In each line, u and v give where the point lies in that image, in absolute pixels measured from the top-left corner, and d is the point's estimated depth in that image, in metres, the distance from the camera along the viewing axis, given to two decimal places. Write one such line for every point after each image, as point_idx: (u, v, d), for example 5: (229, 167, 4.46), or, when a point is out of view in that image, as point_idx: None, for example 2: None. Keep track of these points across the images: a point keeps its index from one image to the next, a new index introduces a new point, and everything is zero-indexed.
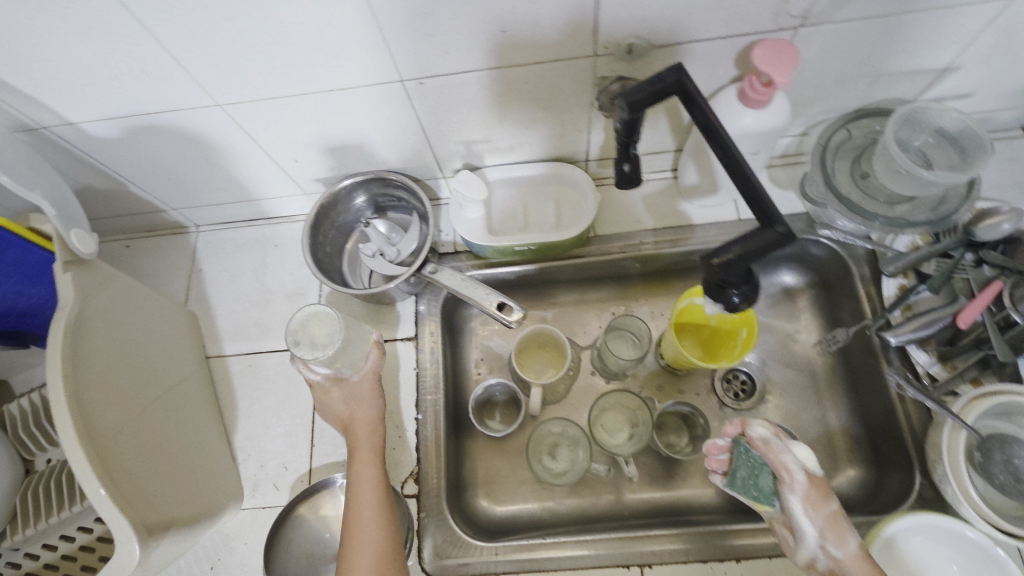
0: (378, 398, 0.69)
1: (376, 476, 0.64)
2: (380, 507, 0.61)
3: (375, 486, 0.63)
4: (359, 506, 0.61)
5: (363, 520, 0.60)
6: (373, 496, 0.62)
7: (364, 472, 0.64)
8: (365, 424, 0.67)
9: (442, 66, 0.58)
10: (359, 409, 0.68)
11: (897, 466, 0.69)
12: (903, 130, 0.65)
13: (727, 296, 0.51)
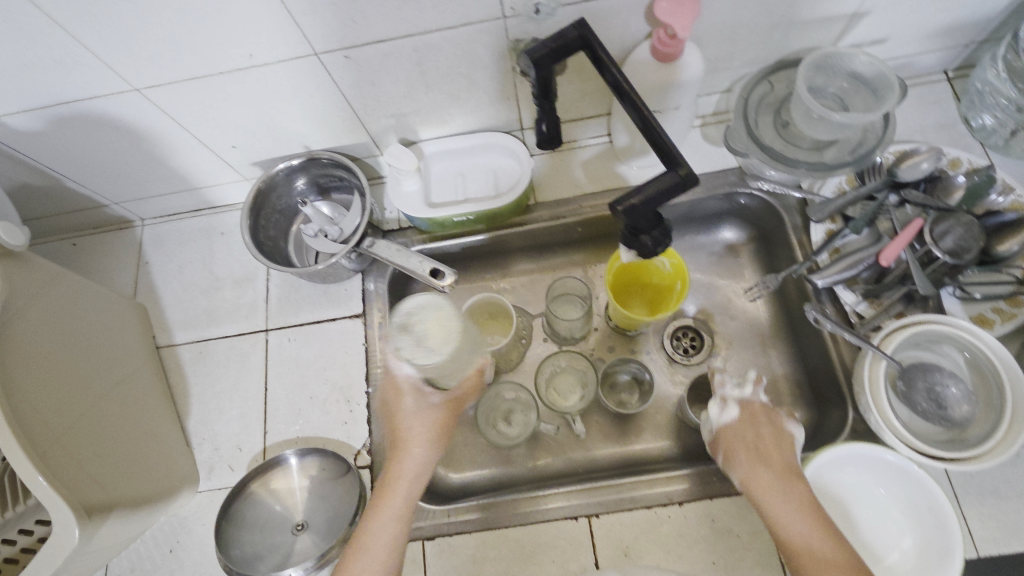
0: (443, 433, 0.63)
1: (407, 500, 0.61)
2: (399, 530, 0.59)
3: (404, 510, 0.60)
4: (382, 519, 0.59)
5: (378, 535, 0.58)
6: (398, 516, 0.59)
7: (399, 493, 0.60)
8: (417, 446, 0.63)
9: (353, 37, 0.59)
10: (420, 421, 0.63)
11: (835, 404, 0.71)
12: (816, 76, 0.66)
13: (639, 240, 0.53)
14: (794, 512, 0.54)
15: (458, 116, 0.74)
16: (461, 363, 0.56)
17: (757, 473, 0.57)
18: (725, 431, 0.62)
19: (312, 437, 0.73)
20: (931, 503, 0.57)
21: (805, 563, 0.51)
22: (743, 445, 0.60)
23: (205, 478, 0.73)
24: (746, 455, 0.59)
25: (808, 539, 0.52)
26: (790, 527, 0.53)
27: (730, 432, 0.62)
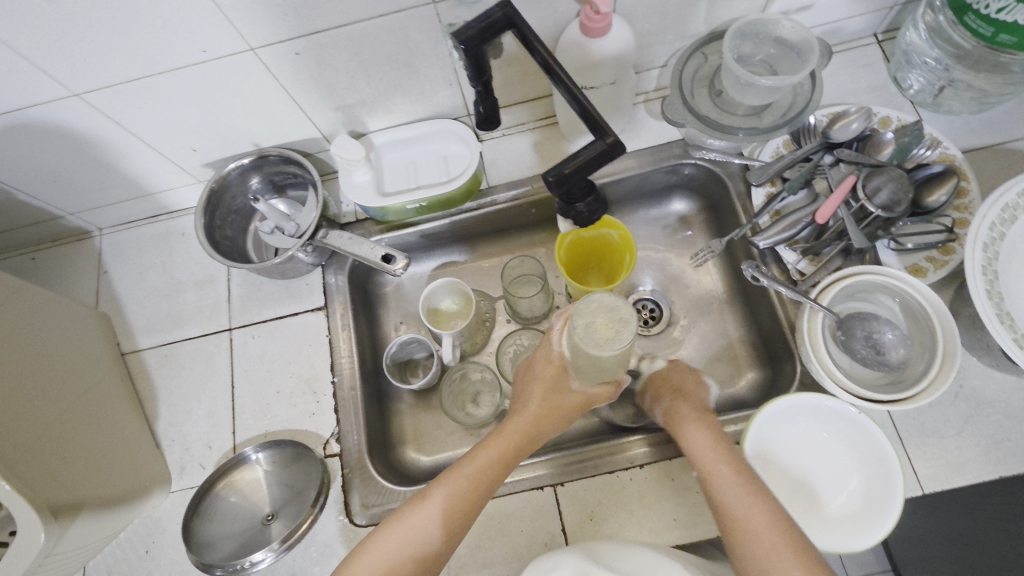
0: (562, 418, 0.64)
1: (496, 467, 0.60)
2: (481, 492, 0.58)
3: (490, 472, 0.60)
4: (469, 470, 0.59)
5: (454, 485, 0.58)
6: (483, 474, 0.59)
7: (495, 458, 0.61)
8: (551, 425, 0.64)
9: (287, 29, 0.60)
10: (536, 399, 0.64)
11: (785, 361, 0.73)
12: (744, 44, 0.69)
13: (574, 209, 0.56)
14: (694, 424, 0.63)
15: (401, 104, 0.76)
16: (596, 372, 0.55)
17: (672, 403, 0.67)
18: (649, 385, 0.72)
19: (281, 430, 0.74)
20: (873, 444, 0.60)
21: (704, 460, 0.59)
22: (666, 386, 0.70)
23: (176, 478, 0.74)
24: (664, 392, 0.69)
25: (700, 444, 0.60)
26: (693, 437, 0.61)
27: (656, 380, 0.72)
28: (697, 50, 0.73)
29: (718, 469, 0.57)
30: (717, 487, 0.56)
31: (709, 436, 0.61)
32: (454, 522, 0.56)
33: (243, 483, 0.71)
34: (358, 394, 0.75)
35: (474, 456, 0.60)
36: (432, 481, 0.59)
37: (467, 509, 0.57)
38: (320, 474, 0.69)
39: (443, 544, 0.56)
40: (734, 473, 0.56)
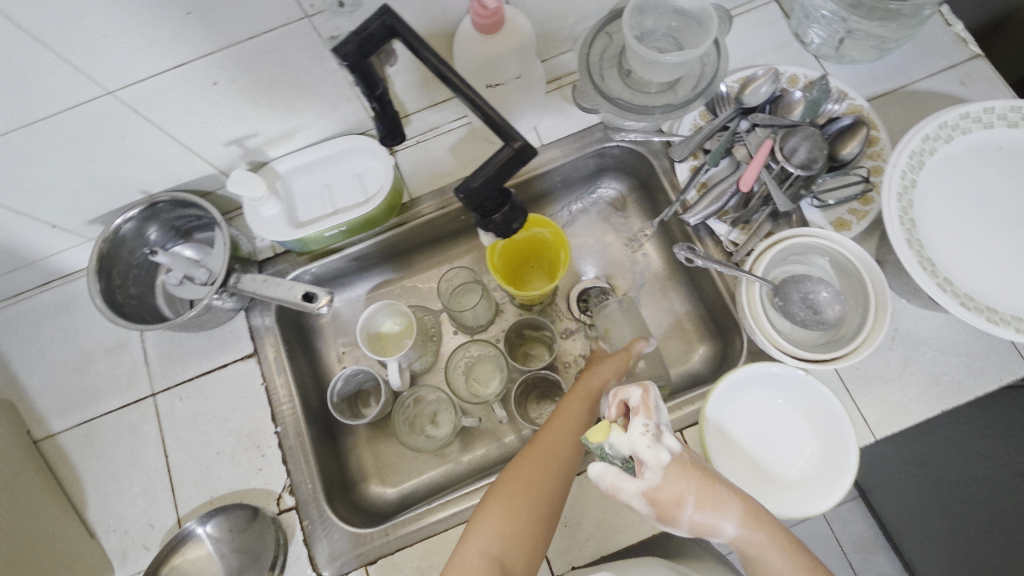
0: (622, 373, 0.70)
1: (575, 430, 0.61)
2: (565, 460, 0.59)
3: (571, 441, 0.60)
4: (548, 449, 0.59)
5: (535, 469, 0.57)
6: (563, 447, 0.60)
7: (567, 421, 0.62)
8: (608, 373, 0.68)
9: (146, 66, 0.54)
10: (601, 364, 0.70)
11: (732, 331, 0.74)
12: (644, 19, 0.67)
13: (492, 221, 0.53)
14: (778, 554, 0.48)
15: (301, 126, 0.70)
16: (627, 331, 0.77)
17: (717, 512, 0.47)
18: (672, 478, 0.46)
19: (228, 493, 0.69)
20: (823, 404, 0.61)
21: None
22: (699, 473, 0.47)
23: (120, 566, 0.68)
24: (708, 493, 0.47)
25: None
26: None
27: (676, 478, 0.46)
28: (598, 30, 0.71)
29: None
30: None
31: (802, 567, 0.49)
32: (539, 504, 0.56)
33: (194, 560, 0.66)
34: (306, 440, 0.71)
35: (547, 426, 0.62)
36: (502, 480, 0.57)
37: (557, 481, 0.58)
38: (275, 533, 0.65)
39: (534, 530, 0.55)
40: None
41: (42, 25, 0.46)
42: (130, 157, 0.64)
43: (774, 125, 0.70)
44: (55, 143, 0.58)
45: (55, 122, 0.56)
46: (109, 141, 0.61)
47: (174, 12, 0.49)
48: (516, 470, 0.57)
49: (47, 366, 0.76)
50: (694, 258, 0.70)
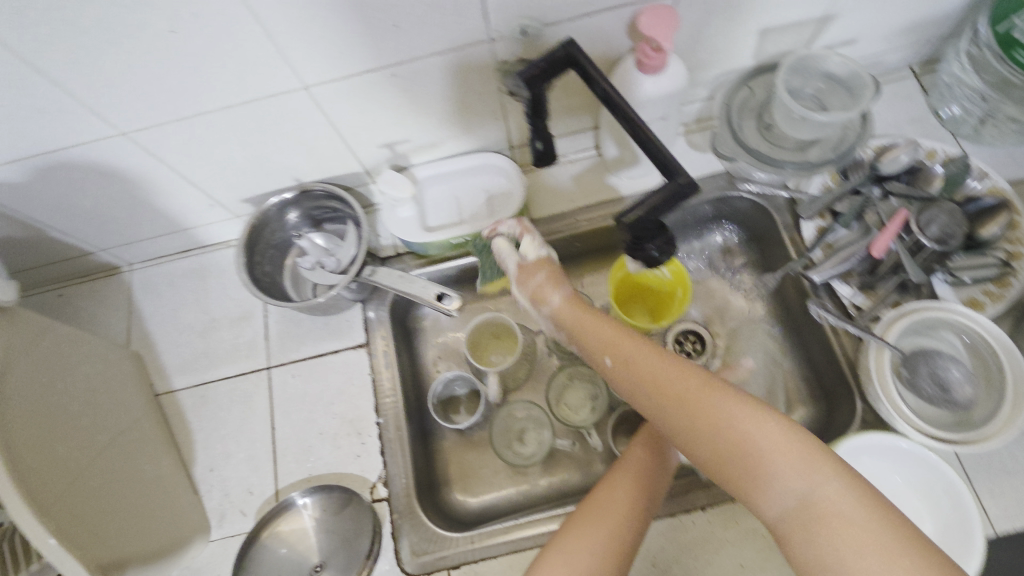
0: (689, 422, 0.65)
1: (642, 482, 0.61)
2: (613, 514, 0.58)
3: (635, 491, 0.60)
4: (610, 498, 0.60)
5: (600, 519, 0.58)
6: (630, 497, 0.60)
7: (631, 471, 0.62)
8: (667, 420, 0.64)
9: (341, 68, 0.59)
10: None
11: (841, 397, 0.72)
12: (793, 77, 0.69)
13: (644, 250, 0.54)
14: (743, 412, 0.50)
15: (448, 138, 0.75)
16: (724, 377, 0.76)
17: (648, 350, 0.58)
18: (563, 301, 0.68)
19: (325, 473, 0.72)
20: (946, 488, 0.58)
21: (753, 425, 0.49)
22: (630, 332, 0.61)
23: (216, 527, 0.70)
24: (629, 339, 0.60)
25: (773, 449, 0.47)
26: (748, 443, 0.48)
27: (569, 306, 0.67)
28: (744, 83, 0.73)
29: (810, 471, 0.45)
30: (807, 509, 0.45)
31: (784, 447, 0.47)
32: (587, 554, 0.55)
33: (289, 533, 0.68)
34: (404, 435, 0.73)
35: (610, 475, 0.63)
36: (568, 526, 0.58)
37: (625, 527, 0.58)
38: (373, 518, 0.67)
39: None
40: (828, 477, 0.45)
41: (274, 22, 0.52)
42: (295, 146, 0.69)
43: (908, 195, 0.70)
44: (242, 126, 0.64)
45: (252, 109, 0.61)
46: (285, 131, 0.66)
47: (381, 23, 0.54)
48: (565, 526, 0.59)
49: (172, 327, 0.82)
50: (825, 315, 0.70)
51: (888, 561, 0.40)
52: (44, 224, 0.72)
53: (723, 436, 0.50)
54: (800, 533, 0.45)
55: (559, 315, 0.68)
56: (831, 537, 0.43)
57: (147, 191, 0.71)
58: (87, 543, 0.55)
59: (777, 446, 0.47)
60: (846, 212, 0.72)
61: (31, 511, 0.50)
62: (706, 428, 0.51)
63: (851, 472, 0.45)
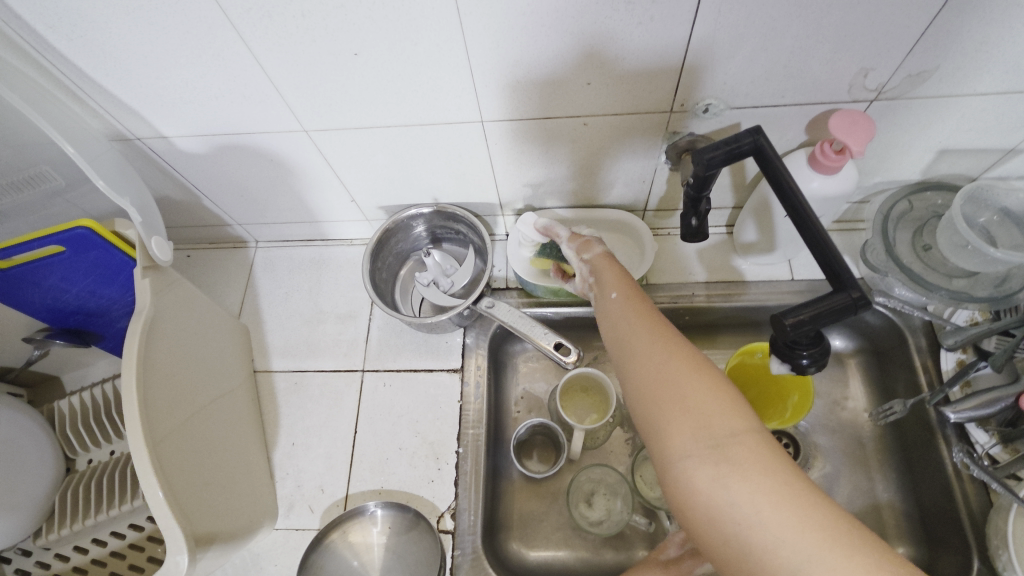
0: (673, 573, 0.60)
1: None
2: None
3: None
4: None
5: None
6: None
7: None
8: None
9: (521, 109, 0.60)
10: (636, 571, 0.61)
11: (952, 549, 0.66)
12: (966, 205, 0.66)
13: (797, 355, 0.51)
14: (706, 387, 0.42)
15: (588, 191, 0.76)
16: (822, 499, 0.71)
17: (640, 308, 0.52)
18: (601, 255, 0.63)
19: (396, 489, 0.72)
20: None
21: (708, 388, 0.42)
22: (641, 291, 0.54)
23: (283, 515, 0.71)
24: (635, 294, 0.53)
25: (733, 432, 0.40)
26: (703, 419, 0.41)
27: (605, 260, 0.62)
28: (904, 197, 0.71)
29: (753, 456, 0.38)
30: (737, 504, 0.37)
31: (737, 432, 0.40)
32: None
33: (352, 543, 0.68)
34: (481, 472, 0.71)
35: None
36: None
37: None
38: (437, 546, 0.64)
39: None
40: (778, 475, 0.37)
41: (481, 60, 0.54)
42: (447, 171, 0.72)
43: None
44: (408, 145, 0.67)
45: (425, 132, 0.64)
46: (443, 156, 0.69)
47: (575, 78, 0.56)
48: None
49: (280, 309, 0.85)
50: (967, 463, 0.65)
51: (829, 564, 0.34)
52: (200, 192, 0.77)
53: (673, 400, 0.42)
54: (722, 524, 0.38)
55: (592, 265, 0.63)
56: (763, 534, 0.36)
57: (298, 182, 0.75)
58: (186, 507, 0.56)
59: (723, 417, 0.40)
60: (995, 352, 0.66)
61: (156, 475, 0.53)
62: (659, 387, 0.44)
63: (803, 478, 0.38)
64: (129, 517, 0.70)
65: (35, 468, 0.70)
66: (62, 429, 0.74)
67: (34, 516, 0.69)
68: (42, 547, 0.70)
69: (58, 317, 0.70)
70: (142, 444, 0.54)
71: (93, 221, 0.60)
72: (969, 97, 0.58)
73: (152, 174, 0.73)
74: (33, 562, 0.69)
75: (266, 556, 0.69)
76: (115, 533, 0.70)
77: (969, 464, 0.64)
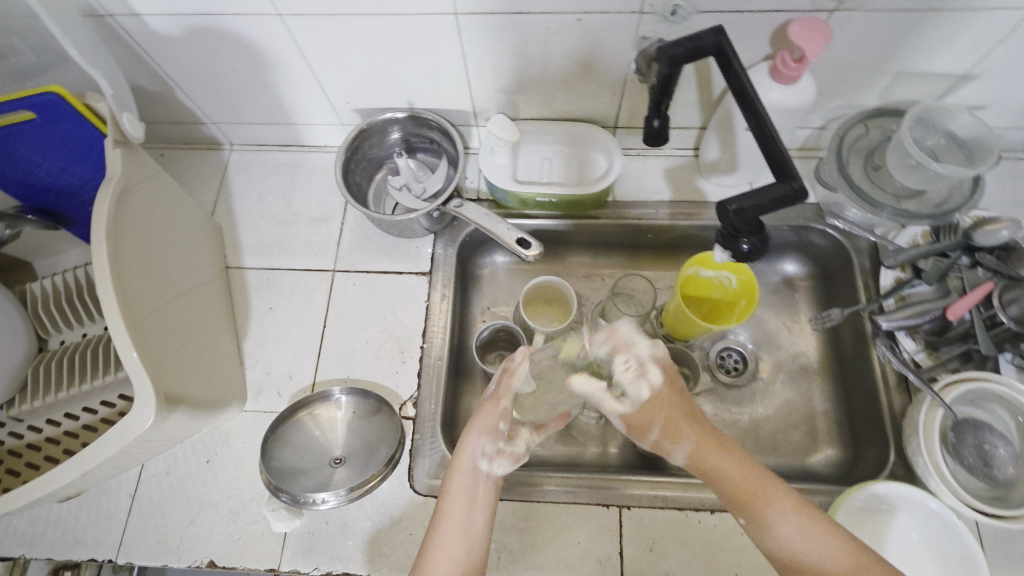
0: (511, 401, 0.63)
1: (465, 493, 0.59)
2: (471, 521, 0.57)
3: (468, 514, 0.58)
4: (445, 536, 0.56)
5: (441, 548, 0.55)
6: (464, 521, 0.57)
7: (458, 489, 0.59)
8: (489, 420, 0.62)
9: (494, 2, 0.61)
10: (483, 414, 0.62)
11: (873, 446, 0.71)
12: (916, 128, 0.69)
13: (737, 242, 0.55)
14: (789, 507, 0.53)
15: (561, 102, 0.77)
16: None
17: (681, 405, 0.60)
18: (652, 401, 0.59)
19: (362, 379, 0.75)
20: (964, 555, 0.58)
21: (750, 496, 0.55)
22: (675, 379, 0.62)
23: (252, 399, 0.75)
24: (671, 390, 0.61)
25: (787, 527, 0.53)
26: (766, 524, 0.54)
27: (659, 402, 0.60)
28: (863, 120, 0.73)
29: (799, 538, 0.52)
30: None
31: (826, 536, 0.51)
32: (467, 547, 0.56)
33: (316, 417, 0.72)
34: (443, 366, 0.75)
35: (445, 500, 0.59)
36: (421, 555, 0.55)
37: (455, 556, 0.55)
38: (399, 433, 0.69)
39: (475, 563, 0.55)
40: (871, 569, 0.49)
41: None
42: (421, 71, 0.73)
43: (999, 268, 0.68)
44: (382, 37, 0.67)
45: (398, 23, 0.65)
46: (416, 51, 0.69)
47: None
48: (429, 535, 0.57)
49: (253, 209, 0.86)
50: (888, 359, 0.71)
51: None
52: (173, 82, 0.77)
53: (782, 533, 0.53)
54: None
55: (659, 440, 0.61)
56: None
57: (272, 77, 0.75)
58: (156, 369, 0.59)
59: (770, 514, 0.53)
60: (929, 270, 0.71)
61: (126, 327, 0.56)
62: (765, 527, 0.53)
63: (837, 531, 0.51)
64: (100, 394, 0.72)
65: (8, 342, 0.72)
66: (34, 310, 0.76)
67: (7, 388, 0.72)
68: (16, 418, 0.73)
69: (28, 194, 0.70)
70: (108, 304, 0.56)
71: (62, 89, 0.60)
72: (924, 11, 0.60)
73: (124, 59, 0.73)
74: (6, 432, 0.72)
75: (234, 435, 0.73)
76: (87, 409, 0.72)
77: (890, 360, 0.70)
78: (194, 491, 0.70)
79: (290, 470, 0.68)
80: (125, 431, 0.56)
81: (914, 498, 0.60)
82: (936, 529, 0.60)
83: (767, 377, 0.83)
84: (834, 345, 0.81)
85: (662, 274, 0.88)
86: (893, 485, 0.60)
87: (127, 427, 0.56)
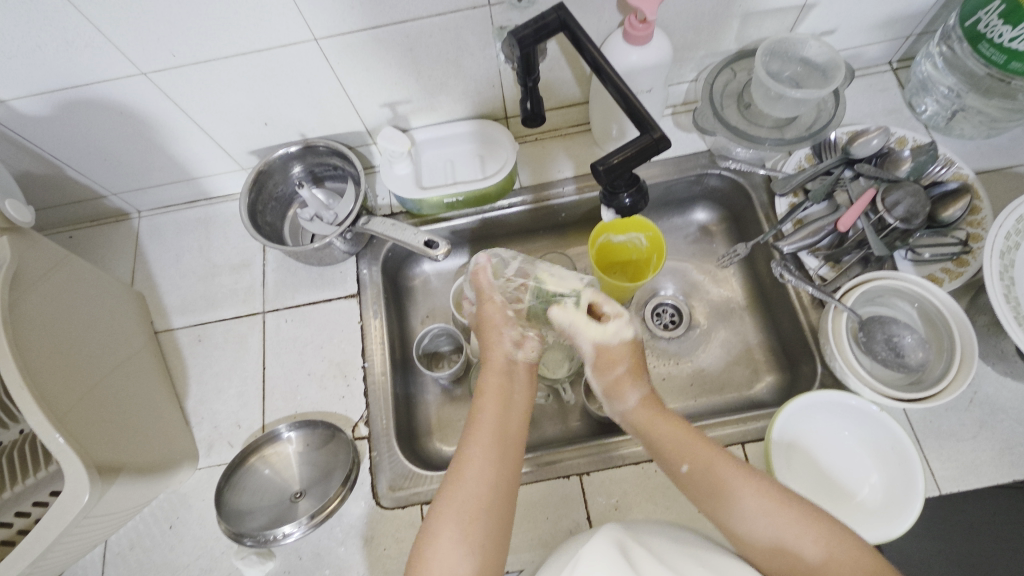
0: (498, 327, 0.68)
1: (500, 394, 0.63)
2: (496, 451, 0.58)
3: (503, 412, 0.61)
4: (482, 443, 0.58)
5: (482, 451, 0.57)
6: (500, 419, 0.60)
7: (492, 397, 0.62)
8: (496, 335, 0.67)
9: (350, 22, 0.63)
10: (493, 319, 0.68)
11: (804, 364, 0.75)
12: (772, 61, 0.73)
13: (617, 197, 0.60)
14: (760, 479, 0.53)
15: (449, 104, 0.79)
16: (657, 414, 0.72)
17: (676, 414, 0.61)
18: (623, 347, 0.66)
19: (311, 410, 0.76)
20: (894, 445, 0.62)
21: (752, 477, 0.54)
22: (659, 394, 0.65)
23: (204, 455, 0.74)
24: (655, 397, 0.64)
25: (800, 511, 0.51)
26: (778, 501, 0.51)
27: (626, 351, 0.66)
28: (727, 63, 0.78)
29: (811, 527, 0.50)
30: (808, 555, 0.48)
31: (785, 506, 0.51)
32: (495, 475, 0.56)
33: (272, 459, 0.73)
34: (388, 380, 0.76)
35: (482, 415, 0.60)
36: (455, 469, 0.56)
37: (486, 473, 0.56)
38: (351, 453, 0.70)
39: (494, 502, 0.55)
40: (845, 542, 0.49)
41: None
42: (302, 100, 0.74)
43: (878, 176, 0.73)
44: (252, 75, 0.68)
45: (263, 57, 0.66)
46: (291, 83, 0.71)
47: None
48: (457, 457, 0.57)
49: (172, 270, 0.86)
50: (786, 276, 0.74)
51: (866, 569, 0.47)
52: (58, 160, 0.77)
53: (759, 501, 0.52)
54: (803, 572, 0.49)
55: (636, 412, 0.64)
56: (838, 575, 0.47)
57: (157, 136, 0.76)
58: (87, 443, 0.58)
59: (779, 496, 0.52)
60: (817, 189, 0.76)
61: (37, 405, 0.55)
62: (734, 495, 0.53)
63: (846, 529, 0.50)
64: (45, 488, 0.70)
65: None
66: None
67: None
68: None
69: None
70: (15, 391, 0.55)
71: None
72: None
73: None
74: None
75: (191, 494, 0.72)
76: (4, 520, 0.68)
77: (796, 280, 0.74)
78: (161, 560, 0.69)
79: (251, 514, 0.69)
80: (61, 511, 0.56)
81: (840, 400, 0.64)
82: (866, 424, 0.64)
83: (702, 322, 0.86)
84: (754, 278, 0.85)
85: (585, 248, 0.91)
86: (818, 393, 0.64)
87: (64, 508, 0.56)
